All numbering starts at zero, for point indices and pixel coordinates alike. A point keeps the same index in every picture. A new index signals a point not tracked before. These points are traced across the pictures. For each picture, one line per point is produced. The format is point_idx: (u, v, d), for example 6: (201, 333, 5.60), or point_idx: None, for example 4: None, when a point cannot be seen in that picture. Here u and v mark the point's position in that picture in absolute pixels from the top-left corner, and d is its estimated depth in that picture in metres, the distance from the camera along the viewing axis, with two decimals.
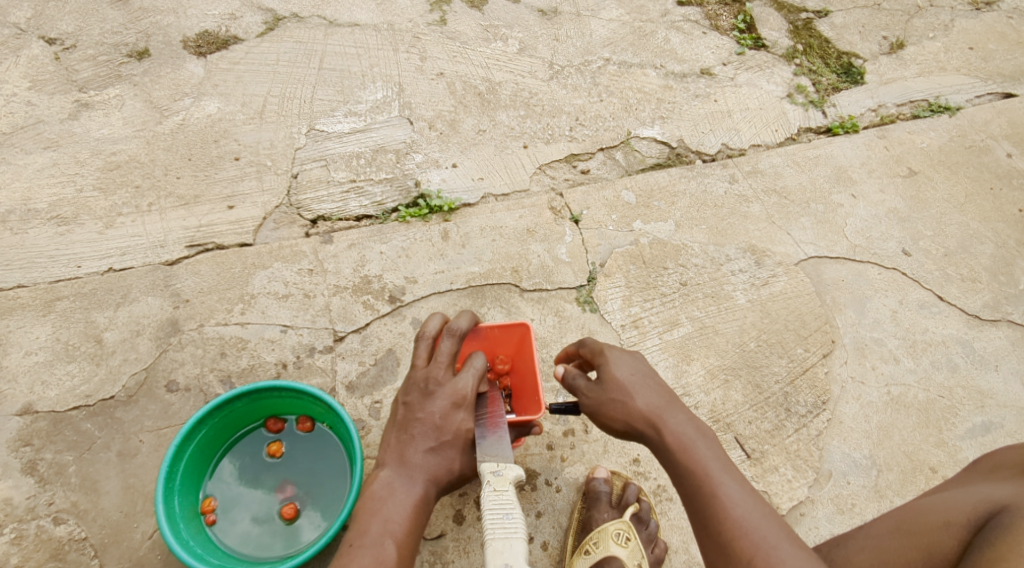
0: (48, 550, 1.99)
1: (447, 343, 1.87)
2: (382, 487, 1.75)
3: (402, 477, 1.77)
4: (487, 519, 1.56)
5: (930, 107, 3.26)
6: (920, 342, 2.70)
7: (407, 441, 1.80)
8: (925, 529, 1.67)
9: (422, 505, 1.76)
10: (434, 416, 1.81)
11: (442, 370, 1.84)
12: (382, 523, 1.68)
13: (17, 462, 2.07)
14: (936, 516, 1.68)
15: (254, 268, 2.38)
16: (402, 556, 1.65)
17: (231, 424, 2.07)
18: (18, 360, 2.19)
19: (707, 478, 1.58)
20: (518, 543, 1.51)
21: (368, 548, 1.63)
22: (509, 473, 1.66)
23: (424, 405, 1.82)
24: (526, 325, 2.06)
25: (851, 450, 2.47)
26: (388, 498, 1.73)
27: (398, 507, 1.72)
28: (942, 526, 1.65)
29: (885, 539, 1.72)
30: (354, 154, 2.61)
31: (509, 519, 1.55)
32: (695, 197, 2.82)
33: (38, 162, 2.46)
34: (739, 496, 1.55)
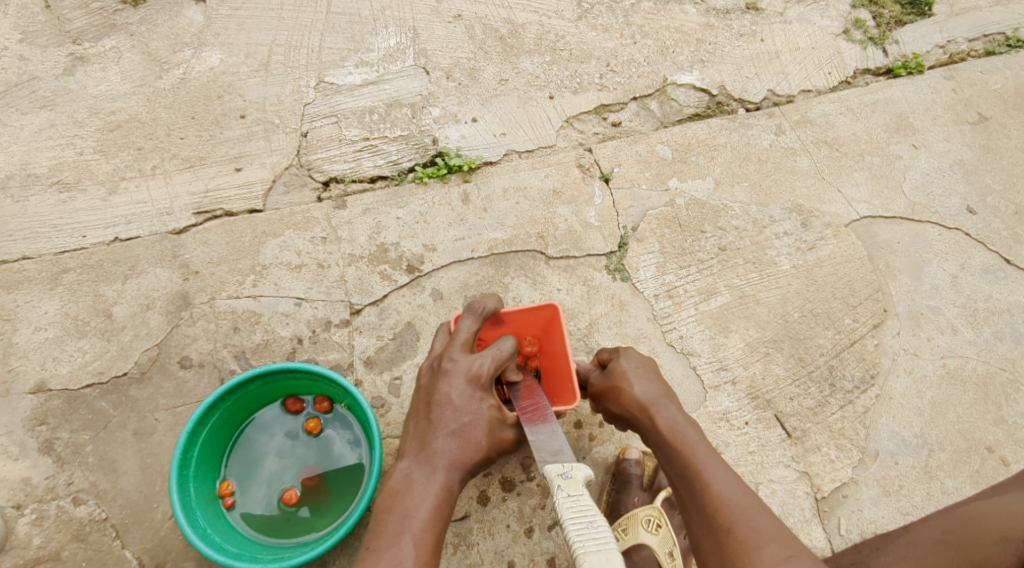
0: (69, 531, 1.78)
1: (467, 321, 1.71)
2: (400, 480, 1.49)
3: (422, 467, 1.50)
4: (569, 530, 1.27)
5: (1006, 42, 2.91)
6: (981, 311, 2.47)
7: (428, 426, 1.55)
8: (976, 542, 1.43)
9: (447, 499, 1.48)
10: (452, 397, 1.57)
11: (459, 348, 1.65)
12: (401, 519, 1.42)
13: (33, 442, 1.86)
14: (991, 528, 1.44)
15: (265, 236, 2.16)
16: (425, 554, 1.37)
17: (244, 407, 1.83)
18: (27, 336, 1.97)
19: (694, 455, 1.55)
20: (614, 555, 1.22)
21: (385, 549, 1.36)
22: (579, 473, 1.39)
23: (439, 386, 1.59)
24: (554, 307, 1.85)
25: (900, 428, 2.26)
26: (406, 492, 1.46)
27: (419, 501, 1.45)
28: (997, 541, 1.40)
29: (930, 550, 1.48)
30: (366, 109, 2.41)
31: (596, 528, 1.26)
32: (737, 151, 2.58)
33: (35, 123, 2.23)
34: (725, 475, 1.50)
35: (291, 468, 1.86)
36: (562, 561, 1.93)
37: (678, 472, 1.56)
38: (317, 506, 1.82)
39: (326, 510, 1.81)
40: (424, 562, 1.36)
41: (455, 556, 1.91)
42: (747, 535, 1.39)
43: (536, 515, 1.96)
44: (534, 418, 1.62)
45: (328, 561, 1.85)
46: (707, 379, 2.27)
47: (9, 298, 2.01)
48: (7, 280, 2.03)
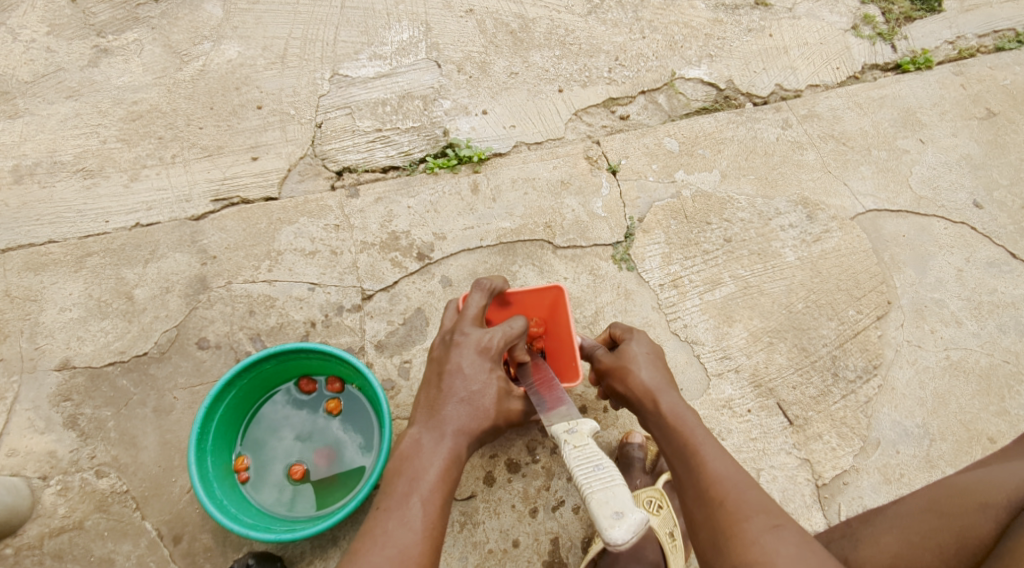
0: (92, 502, 1.85)
1: (476, 296, 1.77)
2: (411, 444, 1.54)
3: (431, 434, 1.55)
4: (578, 475, 1.42)
5: (1016, 38, 2.92)
6: (986, 304, 2.48)
7: (439, 393, 1.60)
8: (958, 510, 1.46)
9: (455, 463, 1.53)
10: (463, 367, 1.62)
11: (469, 322, 1.71)
12: (410, 481, 1.47)
13: (58, 417, 1.93)
14: (972, 497, 1.47)
15: (280, 223, 2.23)
16: (432, 515, 1.43)
17: (260, 385, 1.89)
18: (52, 316, 2.04)
19: (690, 435, 1.58)
20: (619, 490, 1.36)
21: (395, 508, 1.42)
22: (584, 427, 1.53)
23: (451, 355, 1.64)
24: (558, 287, 1.93)
25: (902, 418, 2.28)
26: (417, 456, 1.51)
27: (429, 463, 1.50)
28: (978, 509, 1.44)
29: (917, 519, 1.51)
30: (379, 101, 2.47)
31: (602, 470, 1.42)
32: (743, 144, 2.61)
33: (61, 113, 2.31)
34: (719, 453, 1.54)
35: (304, 447, 1.93)
36: (566, 541, 1.98)
37: (676, 450, 1.59)
38: (327, 485, 1.88)
39: (336, 489, 1.87)
40: (433, 522, 1.42)
41: (461, 534, 1.96)
42: (737, 507, 1.42)
43: (541, 496, 2.01)
44: (545, 389, 1.69)
45: (338, 537, 1.84)
46: (711, 367, 2.30)
47: (35, 279, 2.08)
48: (33, 262, 2.10)
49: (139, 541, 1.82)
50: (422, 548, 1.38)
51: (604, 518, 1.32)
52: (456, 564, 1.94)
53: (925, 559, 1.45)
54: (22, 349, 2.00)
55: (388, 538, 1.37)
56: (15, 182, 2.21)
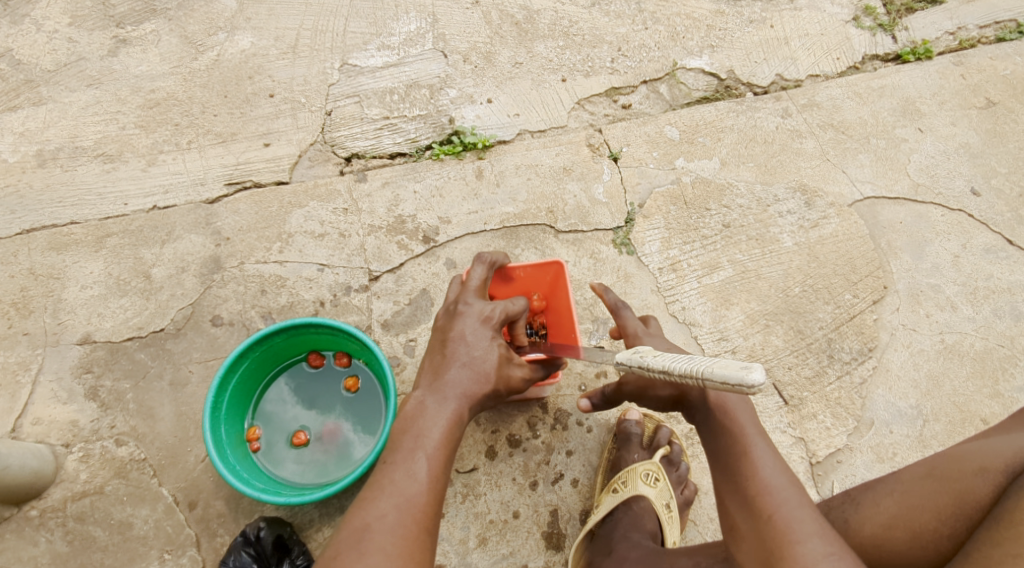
0: (112, 468, 1.94)
1: (477, 270, 1.82)
2: (415, 407, 1.59)
3: (435, 397, 1.60)
4: (678, 368, 1.39)
5: (1017, 29, 2.95)
6: (982, 289, 2.51)
7: (443, 358, 1.65)
8: (955, 474, 1.51)
9: (457, 423, 1.58)
10: (467, 334, 1.67)
11: (473, 293, 1.77)
12: (414, 439, 1.53)
13: (80, 388, 2.02)
14: (969, 461, 1.52)
15: (291, 207, 2.31)
16: (436, 470, 1.51)
17: (271, 358, 1.96)
18: (74, 293, 2.13)
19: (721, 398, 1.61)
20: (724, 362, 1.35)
21: (401, 462, 1.50)
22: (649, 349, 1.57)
23: (455, 324, 1.69)
24: (559, 263, 1.96)
25: (896, 399, 2.33)
26: (420, 416, 1.56)
27: (432, 423, 1.56)
28: (976, 473, 1.48)
29: (917, 483, 1.56)
30: (387, 90, 2.54)
31: (696, 359, 1.41)
32: (743, 133, 2.66)
33: (82, 100, 2.40)
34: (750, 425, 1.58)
35: (311, 420, 2.02)
36: (565, 513, 2.05)
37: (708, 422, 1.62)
38: (333, 456, 1.97)
39: (342, 461, 1.96)
40: (436, 476, 1.50)
41: (463, 505, 2.04)
42: (790, 528, 1.42)
43: (540, 470, 2.08)
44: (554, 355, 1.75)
45: (344, 506, 1.93)
46: (707, 347, 2.36)
47: (58, 258, 2.17)
48: (56, 242, 2.19)
49: (156, 506, 1.91)
50: (425, 500, 1.47)
51: (733, 372, 1.26)
52: (459, 533, 2.01)
53: (921, 519, 1.51)
54: (46, 324, 2.10)
55: (393, 488, 1.46)
56: (39, 166, 2.30)
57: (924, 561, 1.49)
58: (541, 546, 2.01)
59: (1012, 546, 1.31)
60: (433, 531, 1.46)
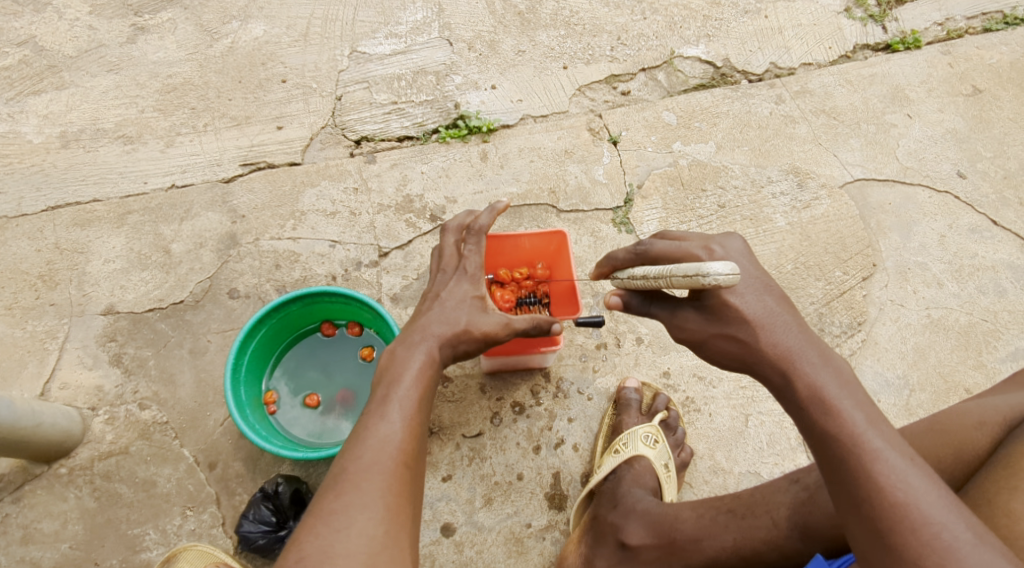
0: (136, 431, 2.03)
1: (450, 237, 1.83)
2: (388, 361, 1.62)
3: (409, 348, 1.64)
4: (656, 269, 1.47)
5: (1004, 20, 3.06)
6: (967, 267, 2.61)
7: (420, 317, 1.71)
8: (956, 427, 1.59)
9: (430, 370, 1.62)
10: (444, 292, 1.74)
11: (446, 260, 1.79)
12: (387, 386, 1.56)
13: (104, 355, 2.12)
14: (970, 415, 1.59)
15: (304, 186, 2.41)
16: (410, 413, 1.53)
17: (288, 325, 2.06)
18: (97, 266, 2.23)
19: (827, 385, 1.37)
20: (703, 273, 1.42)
21: (375, 408, 1.52)
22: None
23: (434, 285, 1.76)
24: (564, 233, 2.06)
25: (883, 370, 2.42)
26: (394, 368, 1.59)
27: (403, 372, 1.59)
28: (976, 426, 1.56)
29: (919, 438, 1.63)
30: (395, 76, 2.64)
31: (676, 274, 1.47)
32: (738, 118, 2.76)
33: (102, 85, 2.50)
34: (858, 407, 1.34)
35: (321, 385, 2.14)
36: (567, 475, 2.15)
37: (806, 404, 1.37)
38: (337, 420, 2.09)
39: (354, 424, 2.07)
40: (411, 419, 1.52)
41: (470, 467, 2.13)
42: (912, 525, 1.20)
43: (543, 435, 2.18)
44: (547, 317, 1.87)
45: None
46: None
47: (82, 233, 2.27)
48: (79, 218, 2.29)
49: (178, 466, 2.00)
50: (400, 439, 1.49)
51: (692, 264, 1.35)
52: (465, 494, 2.11)
53: None
54: (71, 295, 2.19)
55: (368, 432, 1.48)
56: (62, 146, 2.40)
57: None
58: (544, 506, 2.11)
59: (1010, 481, 1.38)
60: (413, 468, 1.47)
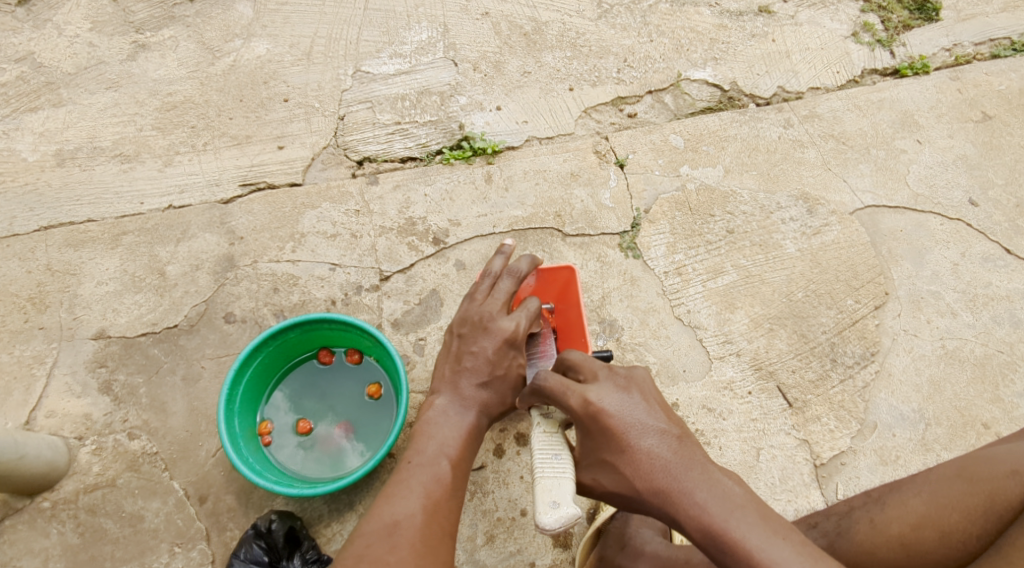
0: (124, 462, 1.95)
1: (506, 284, 1.90)
2: (438, 414, 1.77)
3: (457, 405, 1.78)
4: (536, 457, 1.61)
5: (1012, 46, 3.03)
6: (981, 296, 2.55)
7: (461, 374, 1.81)
8: (986, 474, 1.50)
9: (472, 436, 1.77)
10: (487, 352, 1.81)
11: (499, 309, 1.86)
12: (439, 446, 1.70)
13: (93, 382, 2.05)
14: (1000, 463, 1.51)
15: (304, 208, 2.35)
16: (457, 478, 1.67)
17: (285, 354, 2.00)
18: (90, 289, 2.16)
19: (716, 517, 1.37)
20: (566, 483, 1.56)
21: (429, 467, 1.65)
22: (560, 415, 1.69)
23: (478, 339, 1.83)
24: (571, 269, 2.04)
25: (898, 403, 2.35)
26: (443, 424, 1.75)
27: (453, 433, 1.74)
28: (1007, 475, 1.48)
29: (946, 484, 1.54)
30: (399, 96, 2.59)
31: (558, 459, 1.60)
32: (746, 142, 2.72)
33: (101, 102, 2.45)
34: (751, 527, 1.35)
35: (317, 411, 2.06)
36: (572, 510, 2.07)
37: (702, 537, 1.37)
38: (337, 446, 2.01)
39: (353, 456, 1.99)
40: (457, 485, 1.66)
41: (471, 502, 2.05)
42: None
43: None
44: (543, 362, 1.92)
45: (353, 502, 1.94)
46: (713, 350, 2.38)
47: (74, 254, 2.20)
48: (73, 239, 2.22)
49: (167, 499, 1.92)
50: (447, 502, 1.61)
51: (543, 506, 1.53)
52: (467, 530, 2.02)
53: (951, 520, 1.49)
54: (61, 319, 2.12)
55: (421, 489, 1.60)
56: (58, 165, 2.34)
57: (952, 561, 1.48)
58: (548, 544, 2.03)
59: None
60: (454, 532, 1.59)
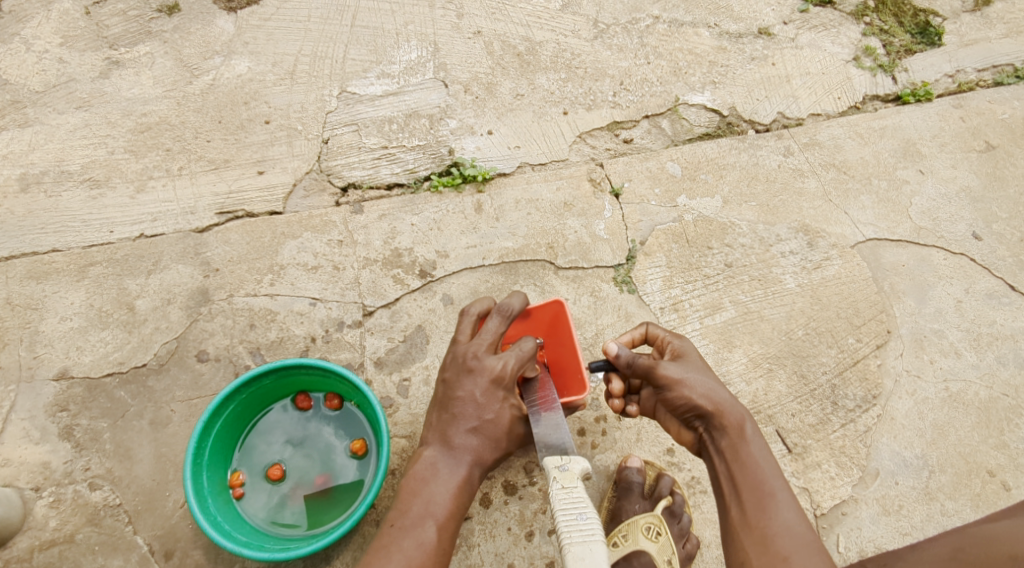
0: (84, 515, 1.91)
1: (494, 321, 1.78)
2: (426, 467, 1.66)
3: (447, 457, 1.67)
4: (559, 521, 1.44)
5: (1015, 73, 2.94)
6: (985, 336, 2.47)
7: (448, 422, 1.69)
8: (985, 560, 1.44)
9: (465, 489, 1.66)
10: (475, 395, 1.69)
11: (484, 348, 1.73)
12: (425, 504, 1.60)
13: (54, 427, 1.99)
14: (1000, 546, 1.45)
15: (284, 238, 2.25)
16: (444, 540, 1.57)
17: (258, 401, 1.94)
18: (53, 325, 2.10)
19: (767, 478, 1.58)
20: (598, 546, 1.39)
21: (413, 528, 1.56)
22: (575, 468, 1.55)
23: (463, 382, 1.70)
24: (560, 302, 1.95)
25: (901, 449, 2.27)
26: (431, 479, 1.64)
27: (442, 489, 1.63)
28: (1008, 560, 1.42)
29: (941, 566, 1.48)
30: (386, 119, 2.48)
31: (584, 519, 1.43)
32: (745, 171, 2.63)
33: (70, 123, 2.34)
34: (790, 505, 1.55)
35: (291, 455, 1.97)
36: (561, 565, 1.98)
37: (746, 491, 1.58)
38: (308, 493, 1.93)
39: (332, 508, 1.91)
40: (443, 546, 1.56)
41: (455, 556, 1.95)
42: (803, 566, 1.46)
43: (537, 519, 2.00)
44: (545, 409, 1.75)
45: (330, 556, 1.91)
46: None
47: (37, 288, 2.13)
48: (37, 271, 2.15)
49: (129, 556, 1.89)
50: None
51: None
52: None
53: None
54: (21, 358, 2.06)
55: (401, 554, 1.51)
56: (22, 190, 2.25)
57: None
58: None
59: None
60: None
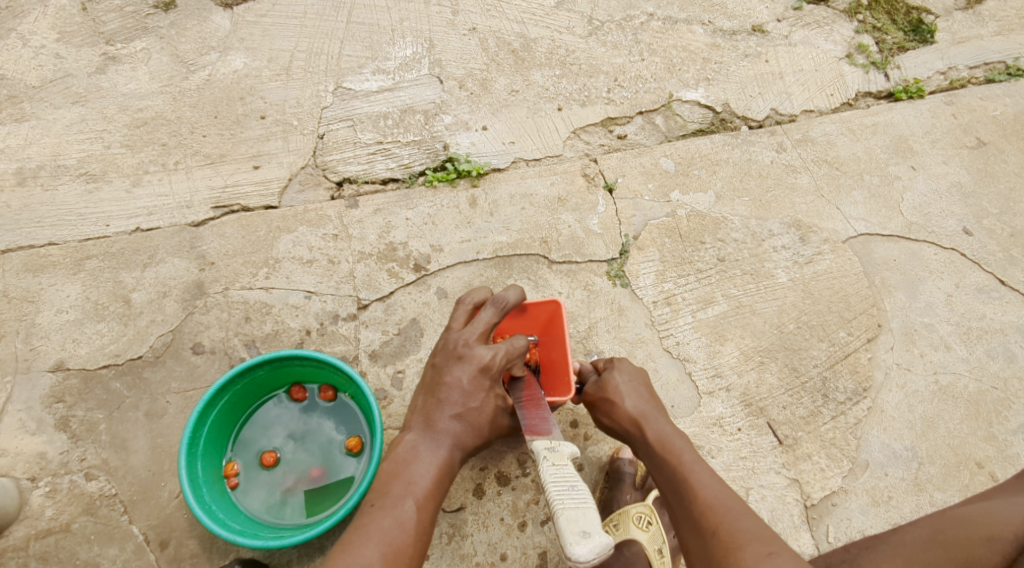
0: (80, 505, 1.93)
1: (488, 312, 1.81)
2: (407, 450, 1.66)
3: (429, 441, 1.67)
4: (552, 492, 1.46)
5: (1006, 70, 2.96)
6: (975, 329, 2.49)
7: (433, 407, 1.71)
8: (963, 541, 1.49)
9: (445, 473, 1.65)
10: (462, 383, 1.72)
11: (475, 336, 1.77)
12: (405, 484, 1.59)
13: (50, 418, 2.01)
14: (976, 528, 1.51)
15: (279, 232, 2.26)
16: (424, 521, 1.55)
17: (253, 392, 1.96)
18: (49, 317, 2.11)
19: (681, 463, 1.66)
20: (591, 511, 1.42)
21: (391, 507, 1.54)
22: (565, 448, 1.57)
23: (451, 369, 1.73)
24: (557, 304, 1.95)
25: (891, 441, 2.30)
26: (411, 461, 1.63)
27: (423, 471, 1.63)
28: (983, 541, 1.48)
29: (920, 548, 1.52)
30: (381, 114, 2.50)
31: (576, 490, 1.46)
32: (738, 166, 2.65)
33: (66, 117, 2.35)
34: (711, 481, 1.61)
35: (288, 445, 1.99)
36: (553, 556, 1.99)
37: (669, 481, 1.66)
38: (303, 486, 1.94)
39: (326, 500, 1.92)
40: (423, 527, 1.54)
41: (448, 546, 1.97)
42: (730, 534, 1.49)
43: (529, 510, 2.02)
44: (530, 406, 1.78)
45: (325, 546, 1.92)
46: (702, 385, 2.31)
47: (34, 281, 2.14)
48: (33, 263, 2.17)
49: (125, 545, 1.91)
50: (408, 548, 1.50)
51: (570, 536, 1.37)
52: None
53: None
54: (17, 350, 2.08)
55: (379, 531, 1.50)
56: (19, 184, 2.26)
57: None
58: None
59: None
60: None
